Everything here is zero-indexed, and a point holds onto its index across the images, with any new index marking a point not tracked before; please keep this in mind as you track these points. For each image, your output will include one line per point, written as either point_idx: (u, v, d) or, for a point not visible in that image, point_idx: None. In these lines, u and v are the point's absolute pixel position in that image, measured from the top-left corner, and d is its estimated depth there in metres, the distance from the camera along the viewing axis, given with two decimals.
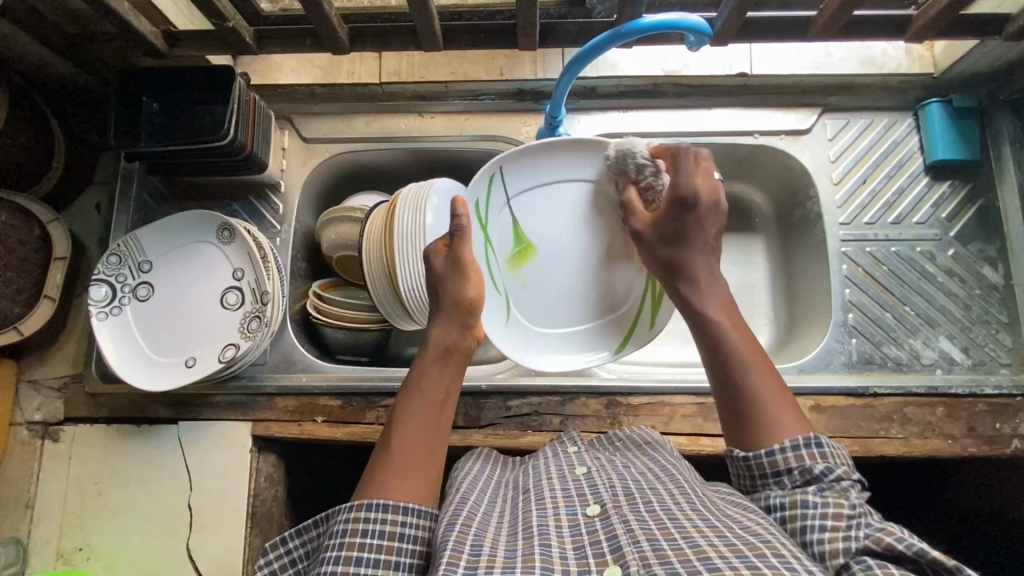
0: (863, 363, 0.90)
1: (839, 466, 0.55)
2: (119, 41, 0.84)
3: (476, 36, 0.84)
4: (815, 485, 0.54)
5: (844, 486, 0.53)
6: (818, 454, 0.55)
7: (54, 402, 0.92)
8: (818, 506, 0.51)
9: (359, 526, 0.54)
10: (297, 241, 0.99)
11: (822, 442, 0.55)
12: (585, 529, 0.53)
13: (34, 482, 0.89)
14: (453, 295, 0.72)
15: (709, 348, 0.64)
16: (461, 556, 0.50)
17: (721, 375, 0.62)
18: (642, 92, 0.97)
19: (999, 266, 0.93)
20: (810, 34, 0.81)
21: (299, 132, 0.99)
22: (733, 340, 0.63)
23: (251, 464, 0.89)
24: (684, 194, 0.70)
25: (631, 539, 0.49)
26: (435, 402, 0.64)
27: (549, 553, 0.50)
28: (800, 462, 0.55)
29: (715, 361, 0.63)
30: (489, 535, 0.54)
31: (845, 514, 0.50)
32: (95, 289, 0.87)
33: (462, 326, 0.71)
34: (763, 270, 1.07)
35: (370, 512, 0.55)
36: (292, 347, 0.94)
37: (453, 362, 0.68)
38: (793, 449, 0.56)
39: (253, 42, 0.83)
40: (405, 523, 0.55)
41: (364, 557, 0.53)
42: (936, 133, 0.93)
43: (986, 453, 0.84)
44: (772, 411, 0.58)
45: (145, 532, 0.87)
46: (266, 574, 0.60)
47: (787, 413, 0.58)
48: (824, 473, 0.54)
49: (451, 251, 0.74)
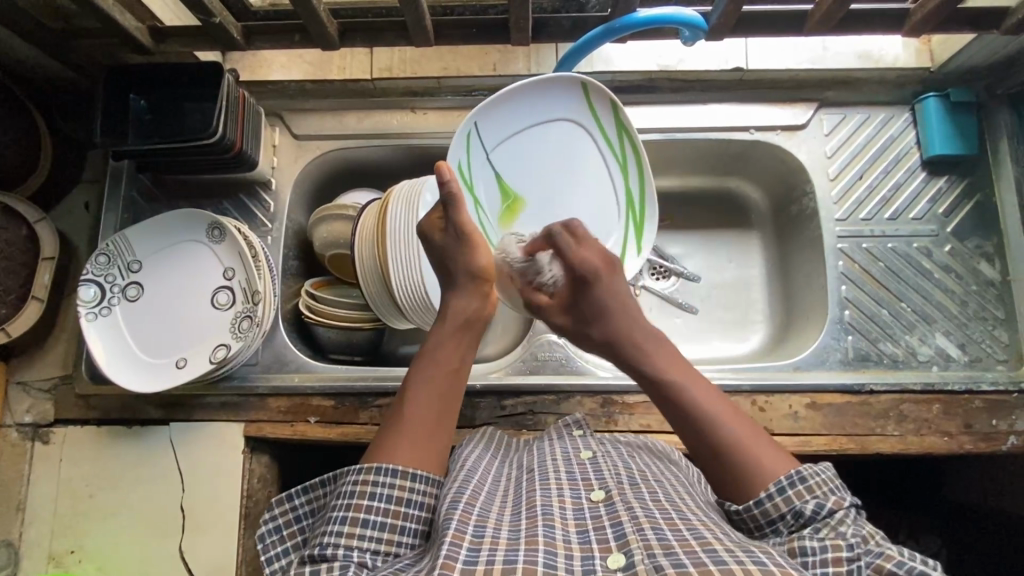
0: (859, 360, 0.90)
1: (829, 496, 0.53)
2: (105, 37, 0.82)
3: (467, 30, 0.83)
4: (810, 526, 0.52)
5: (839, 518, 0.52)
6: (805, 489, 0.54)
7: (44, 403, 0.91)
8: (817, 552, 0.48)
9: (367, 488, 0.54)
10: (289, 239, 0.98)
11: (805, 475, 0.54)
12: (589, 513, 0.53)
13: (25, 484, 0.88)
14: (459, 265, 0.69)
15: (676, 416, 0.61)
16: (464, 537, 0.49)
17: (695, 440, 0.59)
18: (636, 87, 0.95)
19: (996, 262, 0.92)
20: (807, 28, 0.80)
21: (289, 128, 0.97)
22: (690, 396, 0.60)
23: (245, 464, 0.88)
24: (579, 271, 0.66)
25: (635, 527, 0.49)
26: (449, 370, 0.63)
27: (552, 535, 0.49)
28: (790, 505, 0.53)
29: (687, 431, 0.60)
30: (493, 517, 0.53)
31: (845, 556, 0.47)
32: (83, 289, 0.86)
33: (479, 297, 0.68)
34: (760, 266, 1.06)
35: (379, 476, 0.55)
36: (284, 347, 0.93)
37: (470, 333, 0.66)
38: (779, 493, 0.54)
39: (242, 37, 0.82)
40: (412, 490, 0.55)
41: (369, 520, 0.54)
42: (933, 128, 0.92)
43: (983, 450, 0.84)
44: (745, 455, 0.57)
45: (138, 535, 0.86)
46: (271, 527, 0.60)
47: (766, 454, 0.57)
48: (816, 511, 0.52)
49: (446, 223, 0.70)
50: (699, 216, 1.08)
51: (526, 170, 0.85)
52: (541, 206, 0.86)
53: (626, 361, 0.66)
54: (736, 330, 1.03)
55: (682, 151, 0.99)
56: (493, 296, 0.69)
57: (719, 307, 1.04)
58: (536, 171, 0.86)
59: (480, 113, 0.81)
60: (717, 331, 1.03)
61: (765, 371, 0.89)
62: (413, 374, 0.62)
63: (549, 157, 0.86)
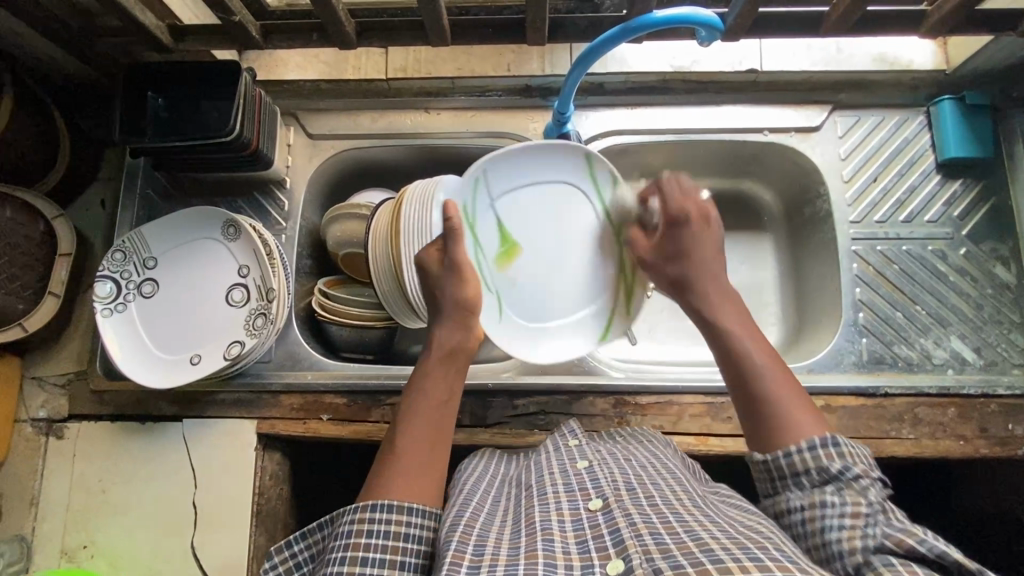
0: (874, 363, 0.89)
1: (859, 464, 0.54)
2: (124, 36, 0.83)
3: (483, 31, 0.83)
4: (834, 485, 0.54)
5: (865, 485, 0.53)
6: (836, 453, 0.55)
7: (58, 399, 0.91)
8: (836, 507, 0.52)
9: (364, 527, 0.54)
10: (303, 238, 0.99)
11: (839, 441, 0.55)
12: (587, 523, 0.52)
13: (38, 479, 0.89)
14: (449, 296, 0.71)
15: (726, 364, 0.63)
16: (463, 557, 0.49)
17: (739, 382, 0.61)
18: (650, 88, 0.96)
19: (1011, 265, 0.92)
20: (822, 29, 0.80)
21: (304, 128, 0.98)
22: (738, 340, 0.64)
23: (257, 461, 0.88)
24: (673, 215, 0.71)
25: (633, 533, 0.49)
26: (437, 404, 0.63)
27: (551, 548, 0.49)
28: (818, 462, 0.55)
29: (733, 375, 0.62)
30: (492, 535, 0.53)
31: (862, 512, 0.50)
32: (100, 285, 0.87)
33: (463, 330, 0.69)
34: (772, 268, 1.06)
35: (375, 513, 0.54)
36: (297, 345, 0.93)
37: (455, 365, 0.67)
38: (810, 449, 0.55)
39: (260, 37, 0.82)
40: (409, 522, 0.55)
41: (369, 558, 0.52)
42: (948, 130, 0.92)
43: (999, 454, 0.83)
44: (785, 411, 0.58)
45: (149, 531, 0.87)
46: None
47: (801, 416, 0.58)
48: (842, 471, 0.54)
49: (445, 255, 0.72)
50: None
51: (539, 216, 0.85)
52: (537, 257, 0.85)
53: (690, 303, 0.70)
54: None
55: (695, 153, 1.00)
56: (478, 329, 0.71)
57: None
58: (540, 225, 0.85)
59: (489, 159, 0.80)
60: None
61: None
62: (405, 410, 0.63)
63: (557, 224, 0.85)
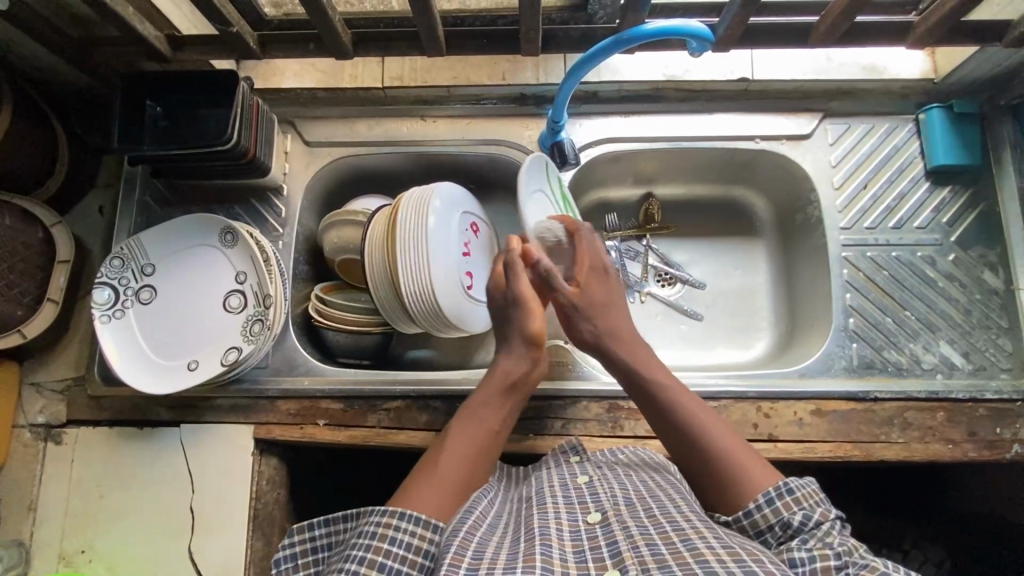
0: (864, 367, 0.90)
1: (815, 509, 0.56)
2: (123, 46, 0.84)
3: (477, 41, 0.84)
4: (798, 537, 0.55)
5: (825, 530, 0.54)
6: (792, 501, 0.57)
7: (56, 404, 0.92)
8: (805, 562, 0.50)
9: (389, 532, 0.54)
10: (299, 244, 1.00)
11: (792, 487, 0.58)
12: (586, 534, 0.54)
13: (36, 484, 0.89)
14: (517, 327, 0.76)
15: (668, 428, 0.70)
16: (463, 559, 0.50)
17: (682, 445, 0.68)
18: (643, 97, 0.97)
19: (999, 271, 0.93)
20: (811, 40, 0.81)
21: (301, 135, 0.99)
22: (673, 395, 0.71)
23: (254, 466, 0.89)
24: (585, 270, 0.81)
25: (630, 545, 0.50)
26: (491, 428, 0.69)
27: (550, 553, 0.50)
28: (779, 516, 0.57)
29: (676, 440, 0.69)
30: (492, 544, 0.54)
31: (832, 565, 0.49)
32: (97, 292, 0.87)
33: (528, 363, 0.76)
34: (764, 274, 1.07)
35: (403, 521, 0.55)
36: (294, 350, 0.94)
37: (515, 395, 0.73)
38: (767, 503, 0.58)
39: (257, 47, 0.83)
40: (431, 541, 0.55)
41: (387, 564, 0.52)
42: (936, 138, 0.94)
43: (986, 457, 0.84)
44: (736, 465, 0.63)
45: (147, 536, 0.87)
46: (287, 554, 0.61)
47: (756, 471, 0.62)
48: (803, 522, 0.56)
49: (507, 288, 0.79)
50: (704, 224, 1.09)
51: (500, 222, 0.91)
52: None
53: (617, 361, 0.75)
54: (741, 337, 1.04)
55: (688, 160, 1.01)
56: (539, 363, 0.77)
57: (724, 314, 1.05)
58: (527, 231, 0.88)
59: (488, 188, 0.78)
60: (722, 338, 1.04)
61: (771, 378, 0.89)
62: (453, 428, 0.68)
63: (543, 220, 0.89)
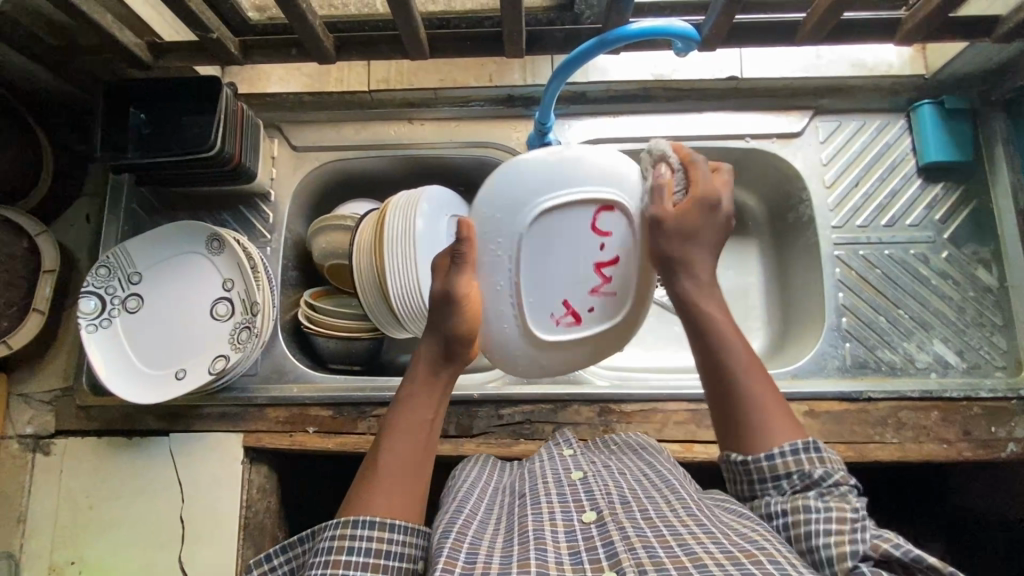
0: (857, 367, 0.90)
1: (837, 471, 0.55)
2: (104, 53, 0.83)
3: (462, 43, 0.83)
4: (815, 490, 0.54)
5: (843, 491, 0.53)
6: (817, 458, 0.55)
7: (45, 415, 0.91)
8: (821, 512, 0.51)
9: (344, 543, 0.52)
10: (287, 250, 0.99)
11: (821, 446, 0.56)
12: (581, 534, 0.53)
13: (25, 495, 0.89)
14: (441, 321, 0.66)
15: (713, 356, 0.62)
16: (455, 564, 0.49)
17: (722, 379, 0.61)
18: (632, 96, 0.96)
19: (993, 268, 0.92)
20: (798, 38, 0.80)
21: (287, 140, 0.98)
22: (721, 330, 0.64)
23: (243, 475, 0.89)
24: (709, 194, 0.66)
25: (627, 546, 0.49)
26: (424, 423, 0.62)
27: (545, 557, 0.49)
28: (800, 467, 0.55)
29: (717, 371, 0.62)
30: (484, 543, 0.53)
31: (848, 517, 0.50)
32: (84, 301, 0.86)
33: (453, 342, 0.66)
34: (757, 273, 1.06)
35: (356, 528, 0.52)
36: (283, 357, 0.94)
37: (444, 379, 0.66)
38: (793, 453, 0.56)
39: (238, 52, 0.82)
40: (391, 540, 0.53)
41: (349, 574, 0.50)
42: (928, 135, 0.93)
43: (982, 457, 0.83)
44: (766, 413, 0.59)
45: (137, 546, 0.87)
46: None
47: (780, 423, 0.58)
48: (823, 477, 0.54)
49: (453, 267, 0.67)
50: None
51: (485, 216, 0.68)
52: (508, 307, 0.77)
53: (673, 285, 0.67)
54: None
55: None
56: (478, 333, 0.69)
57: None
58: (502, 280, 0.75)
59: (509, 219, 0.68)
60: None
61: None
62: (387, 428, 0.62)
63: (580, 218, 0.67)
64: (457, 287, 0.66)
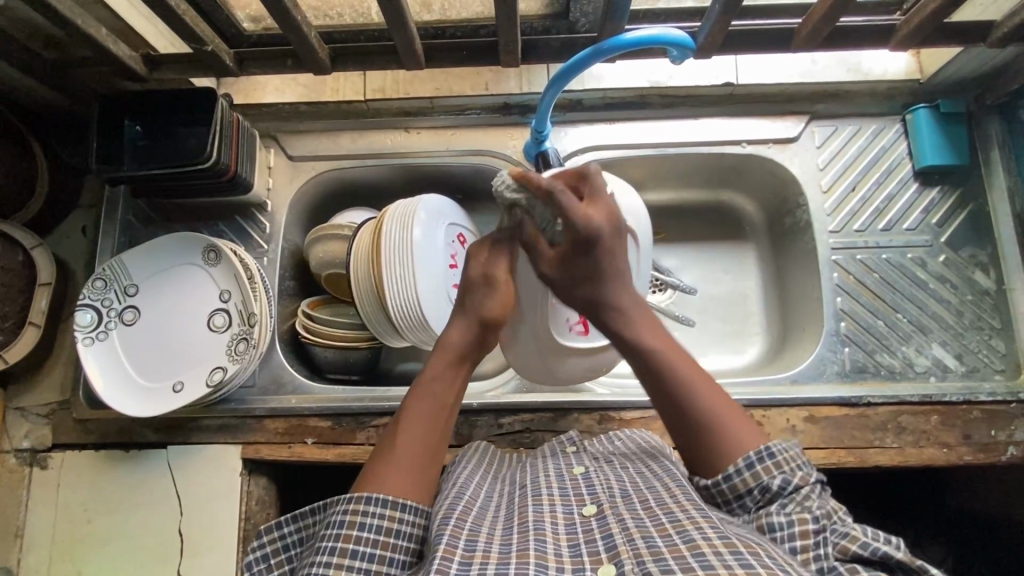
0: (856, 372, 0.90)
1: (795, 473, 0.56)
2: (98, 66, 0.83)
3: (457, 52, 0.83)
4: (777, 501, 0.54)
5: (804, 494, 0.54)
6: (773, 464, 0.56)
7: (42, 428, 0.91)
8: (784, 526, 0.52)
9: (357, 519, 0.53)
10: (285, 260, 0.99)
11: (775, 451, 0.56)
12: (580, 527, 0.53)
13: (22, 510, 0.88)
14: (476, 307, 0.68)
15: (654, 387, 0.63)
16: (455, 552, 0.49)
17: (673, 419, 0.61)
18: (628, 104, 0.96)
19: (990, 271, 0.92)
20: (794, 44, 0.81)
21: (284, 150, 0.98)
22: (663, 363, 0.63)
23: (243, 487, 0.88)
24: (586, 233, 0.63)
25: (625, 538, 0.49)
26: (446, 405, 0.63)
27: (544, 549, 0.49)
28: (758, 480, 0.55)
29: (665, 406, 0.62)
30: (483, 531, 0.53)
31: (810, 529, 0.51)
32: (80, 314, 0.86)
33: (481, 332, 0.67)
34: (756, 278, 1.06)
35: (369, 506, 0.54)
36: (282, 368, 0.93)
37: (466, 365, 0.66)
38: (747, 468, 0.56)
39: (234, 63, 0.82)
40: (402, 520, 0.55)
41: (359, 550, 0.53)
42: (923, 139, 0.93)
43: (982, 461, 0.83)
44: (728, 425, 0.60)
45: (136, 560, 0.86)
46: (259, 556, 0.60)
47: (741, 433, 0.59)
48: (783, 487, 0.55)
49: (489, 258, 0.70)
50: (694, 229, 1.08)
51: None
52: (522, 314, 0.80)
53: (605, 324, 0.67)
54: (733, 343, 1.03)
55: (675, 166, 1.00)
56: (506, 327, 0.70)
57: (717, 319, 1.04)
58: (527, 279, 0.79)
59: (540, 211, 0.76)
60: (715, 343, 1.03)
61: (764, 385, 0.89)
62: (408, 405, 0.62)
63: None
64: (496, 272, 0.69)
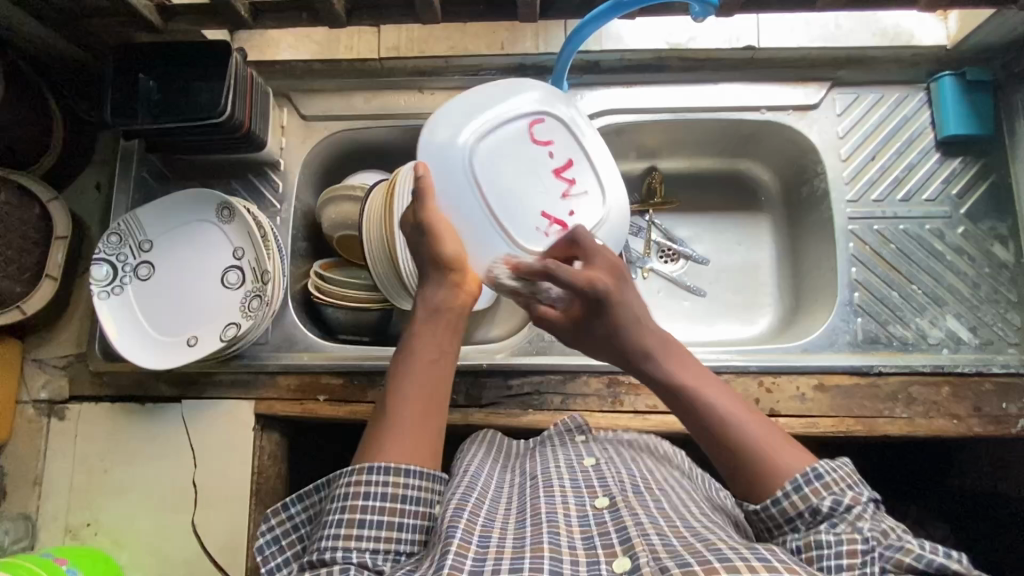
0: (869, 342, 0.89)
1: (846, 492, 0.51)
2: (114, 17, 0.82)
3: (475, 8, 0.82)
4: (826, 523, 0.50)
5: (856, 514, 0.49)
6: (821, 486, 0.51)
7: (59, 380, 0.92)
8: (831, 544, 0.47)
9: (360, 489, 0.53)
10: (298, 220, 0.99)
11: (822, 472, 0.52)
12: (593, 519, 0.53)
13: (41, 459, 0.90)
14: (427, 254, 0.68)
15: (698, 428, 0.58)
16: (468, 547, 0.48)
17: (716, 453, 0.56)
18: (646, 66, 0.94)
19: (1010, 244, 0.91)
20: (818, 3, 0.79)
21: (297, 109, 0.97)
22: (698, 394, 0.58)
23: (254, 442, 0.89)
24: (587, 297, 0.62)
25: (640, 532, 0.48)
26: (433, 363, 0.61)
27: (557, 542, 0.49)
28: (807, 503, 0.51)
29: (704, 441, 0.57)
30: (497, 525, 0.53)
31: (858, 548, 0.46)
32: (96, 268, 0.87)
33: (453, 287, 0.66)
34: (768, 250, 1.05)
35: (371, 475, 0.54)
36: (294, 327, 0.94)
37: (447, 321, 0.64)
38: (795, 489, 0.52)
39: (249, 16, 0.82)
40: (406, 486, 0.54)
41: (366, 520, 0.52)
42: (947, 107, 0.91)
43: (991, 433, 0.83)
44: (766, 454, 0.54)
45: (150, 510, 0.88)
46: (269, 539, 0.60)
47: (786, 456, 0.54)
48: (833, 507, 0.50)
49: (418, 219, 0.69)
50: (708, 199, 1.07)
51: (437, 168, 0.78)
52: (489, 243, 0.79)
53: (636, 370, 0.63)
54: (743, 314, 1.02)
55: (691, 131, 0.99)
56: (466, 282, 0.68)
57: (726, 290, 1.03)
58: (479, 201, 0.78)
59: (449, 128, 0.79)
60: (725, 313, 1.02)
61: (774, 352, 0.88)
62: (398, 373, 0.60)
63: (520, 130, 0.81)
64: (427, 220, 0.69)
